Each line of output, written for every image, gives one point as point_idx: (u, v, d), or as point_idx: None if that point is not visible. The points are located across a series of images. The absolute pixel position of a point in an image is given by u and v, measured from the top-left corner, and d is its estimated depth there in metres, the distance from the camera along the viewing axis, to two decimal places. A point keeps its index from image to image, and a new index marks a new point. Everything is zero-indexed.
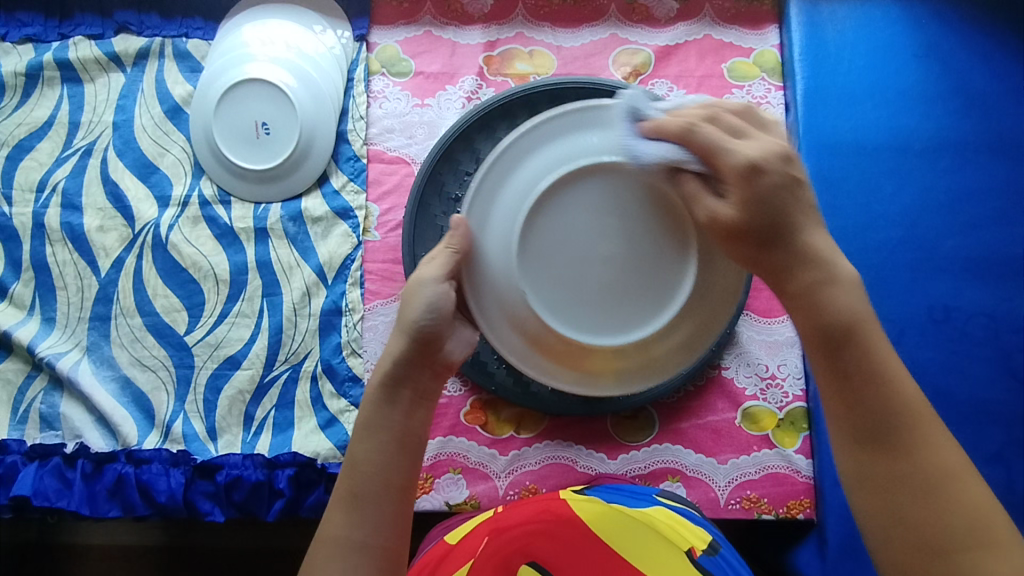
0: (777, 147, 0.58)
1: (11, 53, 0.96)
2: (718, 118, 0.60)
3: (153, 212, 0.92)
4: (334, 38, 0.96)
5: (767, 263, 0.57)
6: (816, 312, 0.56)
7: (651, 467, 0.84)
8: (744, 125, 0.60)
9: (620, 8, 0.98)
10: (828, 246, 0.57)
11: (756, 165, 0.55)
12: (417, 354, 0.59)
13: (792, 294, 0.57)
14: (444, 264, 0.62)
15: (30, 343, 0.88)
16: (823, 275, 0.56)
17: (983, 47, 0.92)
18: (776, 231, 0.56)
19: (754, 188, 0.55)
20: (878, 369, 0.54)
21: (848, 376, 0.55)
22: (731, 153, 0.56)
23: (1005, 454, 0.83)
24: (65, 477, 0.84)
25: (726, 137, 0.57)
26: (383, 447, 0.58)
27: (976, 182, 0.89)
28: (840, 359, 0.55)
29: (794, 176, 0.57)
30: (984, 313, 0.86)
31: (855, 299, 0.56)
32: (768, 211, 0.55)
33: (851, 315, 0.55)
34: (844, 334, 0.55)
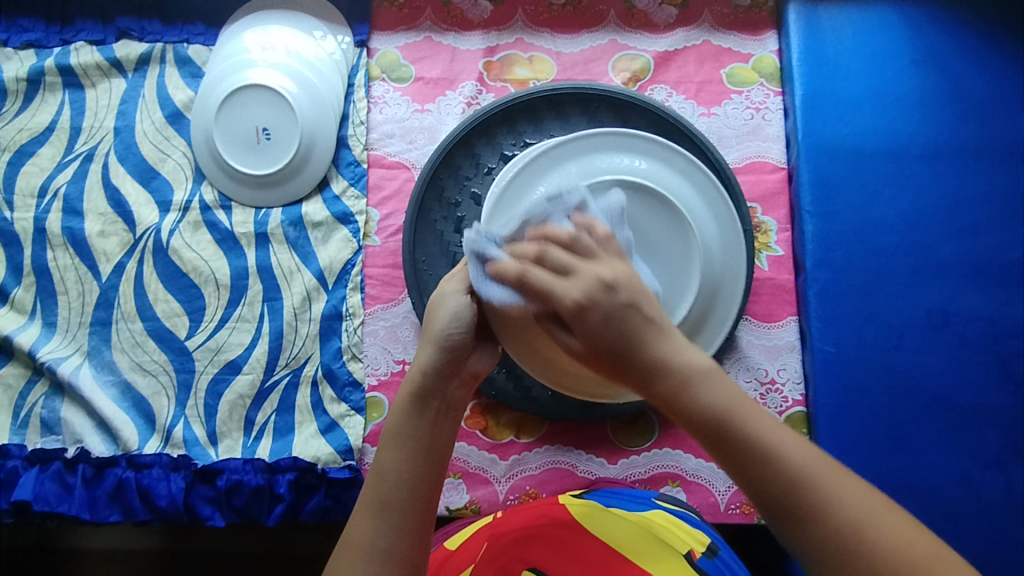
0: (606, 272, 0.50)
1: (12, 58, 0.96)
2: (547, 253, 0.52)
3: (154, 217, 0.92)
4: (335, 44, 0.96)
5: (627, 379, 0.50)
6: (683, 417, 0.48)
7: (651, 472, 0.85)
8: (578, 249, 0.52)
9: (619, 14, 0.98)
10: (677, 345, 0.49)
11: (584, 305, 0.49)
12: (446, 364, 0.59)
13: (661, 403, 0.49)
14: (465, 279, 0.62)
15: (30, 348, 0.88)
16: (678, 381, 0.48)
17: (980, 53, 0.92)
18: (620, 353, 0.49)
19: (589, 327, 0.49)
20: (757, 440, 0.47)
21: (740, 471, 0.47)
22: (558, 301, 0.50)
23: (1003, 459, 0.83)
24: (65, 482, 0.84)
25: (553, 279, 0.51)
26: (410, 457, 0.58)
27: (974, 187, 0.89)
28: (725, 454, 0.47)
29: (623, 302, 0.49)
30: (983, 318, 0.86)
31: (717, 390, 0.48)
32: (608, 345, 0.49)
33: (715, 406, 0.47)
34: (717, 428, 0.47)
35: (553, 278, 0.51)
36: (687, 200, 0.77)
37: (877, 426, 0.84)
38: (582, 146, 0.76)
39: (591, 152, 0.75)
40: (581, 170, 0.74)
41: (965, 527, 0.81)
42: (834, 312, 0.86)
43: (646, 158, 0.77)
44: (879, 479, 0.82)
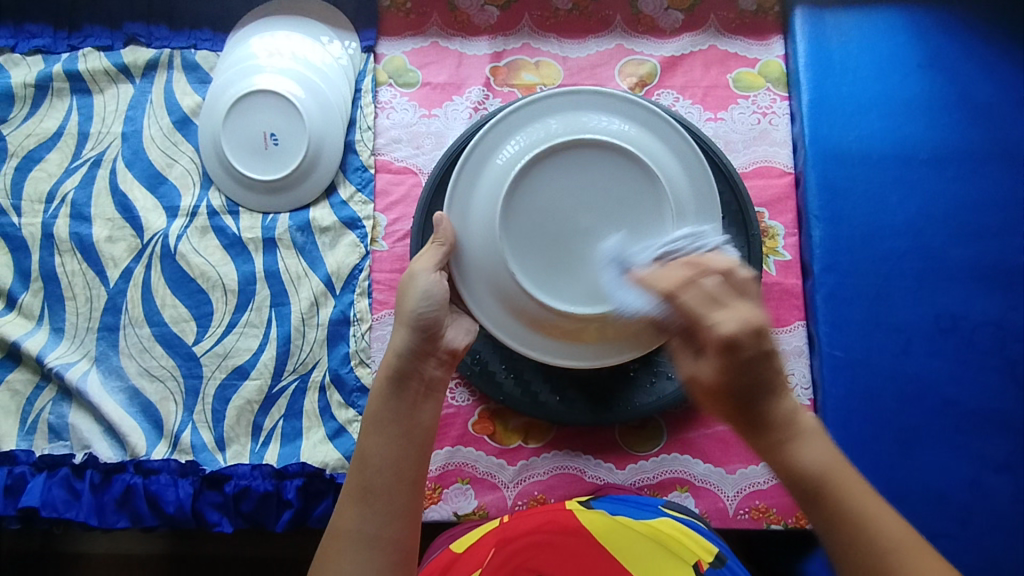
0: (759, 317, 0.54)
1: (20, 64, 0.96)
2: (703, 279, 0.57)
3: (161, 222, 0.92)
4: (341, 49, 0.96)
5: (738, 419, 0.56)
6: (787, 470, 0.54)
7: (660, 477, 0.85)
8: (726, 291, 0.56)
9: (626, 19, 0.99)
10: (794, 404, 0.56)
11: (731, 343, 0.53)
12: (419, 344, 0.64)
13: (766, 452, 0.56)
14: (432, 258, 0.70)
15: (38, 354, 0.88)
16: (785, 434, 0.55)
17: (986, 57, 0.92)
18: (743, 393, 0.55)
19: (726, 359, 0.53)
20: (856, 515, 0.52)
21: (833, 530, 0.52)
22: (710, 327, 0.54)
23: (1013, 463, 0.83)
24: (74, 488, 0.84)
25: (705, 305, 0.55)
26: (390, 442, 0.60)
27: (980, 191, 0.89)
28: (823, 515, 0.53)
29: (768, 349, 0.54)
30: (992, 323, 0.86)
31: (822, 450, 0.54)
32: (740, 379, 0.54)
33: (820, 468, 0.53)
34: (819, 486, 0.53)
35: (706, 304, 0.55)
36: (661, 157, 0.75)
37: (886, 431, 0.83)
38: (537, 111, 0.76)
39: (562, 112, 0.75)
40: (557, 128, 0.74)
41: (974, 532, 0.81)
42: (843, 317, 0.86)
43: (618, 115, 0.76)
44: (888, 483, 0.82)
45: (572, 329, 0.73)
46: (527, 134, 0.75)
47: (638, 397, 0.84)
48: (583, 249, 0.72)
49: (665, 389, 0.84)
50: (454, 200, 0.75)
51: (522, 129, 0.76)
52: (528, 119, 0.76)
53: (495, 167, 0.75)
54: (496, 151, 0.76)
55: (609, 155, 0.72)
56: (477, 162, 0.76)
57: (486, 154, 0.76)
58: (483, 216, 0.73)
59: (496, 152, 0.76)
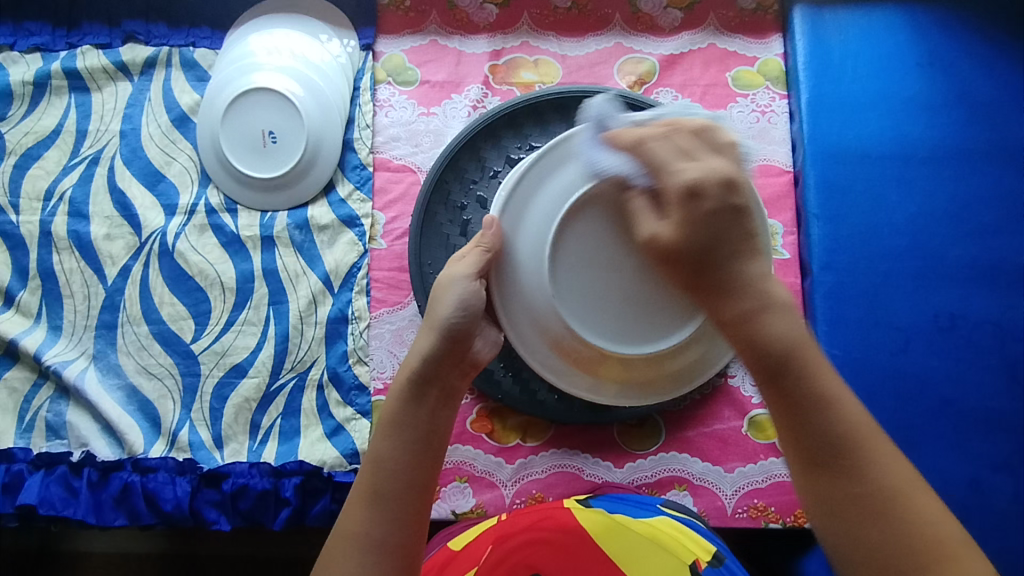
0: (721, 170, 0.57)
1: (19, 62, 0.96)
2: (675, 136, 0.60)
3: (160, 220, 0.92)
4: (340, 47, 0.96)
5: (706, 284, 0.57)
6: (753, 341, 0.54)
7: (658, 476, 0.84)
8: (698, 146, 0.60)
9: (625, 18, 0.99)
10: (762, 272, 0.56)
11: (693, 187, 0.56)
12: (446, 353, 0.63)
13: (733, 322, 0.56)
14: (473, 263, 0.66)
15: (36, 352, 0.88)
16: (756, 303, 0.55)
17: (985, 56, 0.92)
18: (711, 251, 0.56)
19: (691, 211, 0.56)
20: (815, 391, 0.53)
21: (791, 405, 0.54)
22: (675, 175, 0.58)
23: (1011, 463, 0.82)
24: (70, 486, 0.84)
25: (670, 157, 0.59)
26: (405, 447, 0.60)
27: (980, 190, 0.89)
28: (782, 387, 0.54)
29: (733, 203, 0.56)
30: (991, 321, 0.86)
31: (790, 322, 0.54)
32: (704, 232, 0.56)
33: (786, 341, 0.54)
34: (784, 360, 0.53)
35: (677, 155, 0.59)
36: None
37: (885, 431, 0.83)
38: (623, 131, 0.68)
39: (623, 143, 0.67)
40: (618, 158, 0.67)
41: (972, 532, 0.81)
42: (841, 315, 0.86)
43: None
44: None
45: (594, 361, 0.70)
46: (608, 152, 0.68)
47: None
48: (632, 287, 0.67)
49: None
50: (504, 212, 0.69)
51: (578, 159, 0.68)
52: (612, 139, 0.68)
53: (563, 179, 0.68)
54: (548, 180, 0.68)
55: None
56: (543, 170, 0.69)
57: (534, 183, 0.69)
58: (537, 234, 0.68)
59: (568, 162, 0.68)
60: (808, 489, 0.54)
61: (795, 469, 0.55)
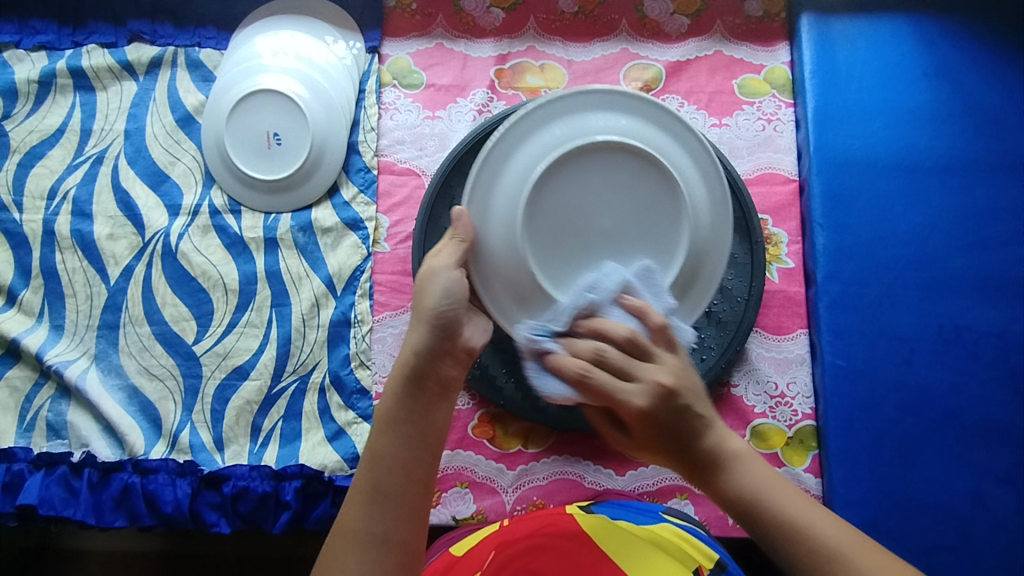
0: (663, 380, 0.59)
1: (24, 60, 0.96)
2: (606, 353, 0.61)
3: (163, 221, 0.92)
4: (345, 49, 0.96)
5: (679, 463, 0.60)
6: (722, 497, 0.58)
7: (659, 485, 0.84)
8: (629, 360, 0.60)
9: (631, 23, 0.98)
10: (720, 435, 0.60)
11: (644, 414, 0.58)
12: (438, 342, 0.61)
13: (705, 486, 0.60)
14: (451, 254, 0.66)
15: (38, 351, 0.88)
16: (714, 464, 0.59)
17: (992, 67, 0.92)
18: (672, 443, 0.59)
19: (648, 425, 0.59)
20: (792, 526, 0.55)
21: (780, 549, 0.55)
22: (625, 401, 0.59)
23: (1013, 476, 0.82)
24: (71, 487, 0.84)
25: (614, 380, 0.59)
26: (402, 442, 0.59)
27: (985, 201, 0.89)
28: (761, 532, 0.56)
29: (678, 403, 0.59)
30: (995, 333, 0.86)
31: (750, 473, 0.58)
32: (660, 439, 0.59)
33: (751, 488, 0.57)
34: (754, 507, 0.56)
35: (614, 379, 0.59)
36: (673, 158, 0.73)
37: (887, 442, 0.83)
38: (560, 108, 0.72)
39: (568, 116, 0.72)
40: (565, 133, 0.71)
41: (973, 545, 0.80)
42: (845, 326, 0.86)
43: (619, 113, 0.73)
44: (887, 495, 0.82)
45: None
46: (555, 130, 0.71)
47: None
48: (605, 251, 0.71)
49: None
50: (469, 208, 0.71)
51: (529, 135, 0.72)
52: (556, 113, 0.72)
53: (518, 164, 0.71)
54: (508, 158, 0.72)
55: (624, 157, 0.70)
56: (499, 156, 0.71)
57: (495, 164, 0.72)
58: (506, 214, 0.70)
59: (516, 146, 0.72)
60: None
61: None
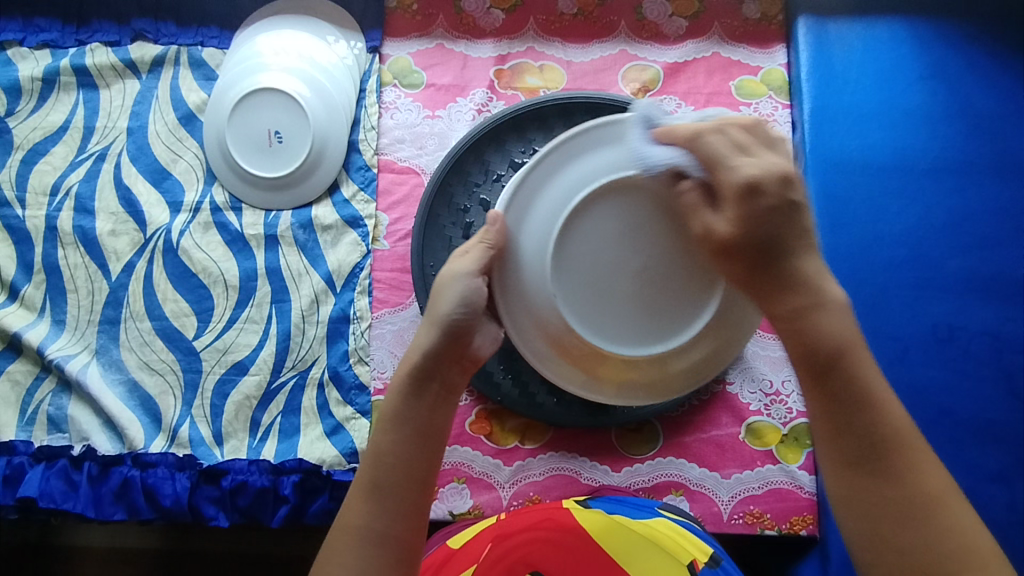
0: (779, 166, 0.58)
1: (28, 57, 0.97)
2: (730, 130, 0.59)
3: (164, 217, 0.93)
4: (347, 49, 0.97)
5: (766, 278, 0.58)
6: (806, 333, 0.57)
7: (655, 481, 0.85)
8: (751, 140, 0.60)
9: (630, 25, 0.99)
10: (820, 271, 0.58)
11: (752, 182, 0.57)
12: (446, 348, 0.61)
13: (786, 314, 0.58)
14: (477, 258, 0.62)
15: (40, 345, 0.88)
16: (810, 300, 0.57)
17: (988, 70, 0.93)
18: (770, 248, 0.57)
19: (751, 210, 0.57)
20: (863, 391, 0.56)
21: (836, 400, 0.56)
22: (732, 170, 0.57)
23: (1006, 474, 0.83)
24: (71, 479, 0.85)
25: (732, 153, 0.58)
26: (406, 440, 0.59)
27: (979, 203, 0.90)
28: (829, 382, 0.56)
29: (792, 199, 0.57)
30: (989, 333, 0.87)
31: (841, 323, 0.57)
32: (761, 228, 0.57)
33: (838, 340, 0.56)
34: (835, 356, 0.56)
35: (730, 150, 0.58)
36: None
37: None
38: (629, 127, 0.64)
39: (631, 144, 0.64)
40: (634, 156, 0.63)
41: None
42: None
43: None
44: None
45: (592, 359, 0.66)
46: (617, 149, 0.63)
47: None
48: (639, 289, 0.63)
49: None
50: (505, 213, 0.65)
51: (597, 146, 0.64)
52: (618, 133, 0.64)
53: (568, 178, 0.64)
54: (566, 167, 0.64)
55: None
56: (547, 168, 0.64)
57: (544, 176, 0.65)
58: (541, 233, 0.63)
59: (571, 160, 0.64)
60: (843, 491, 0.56)
61: (833, 467, 0.57)
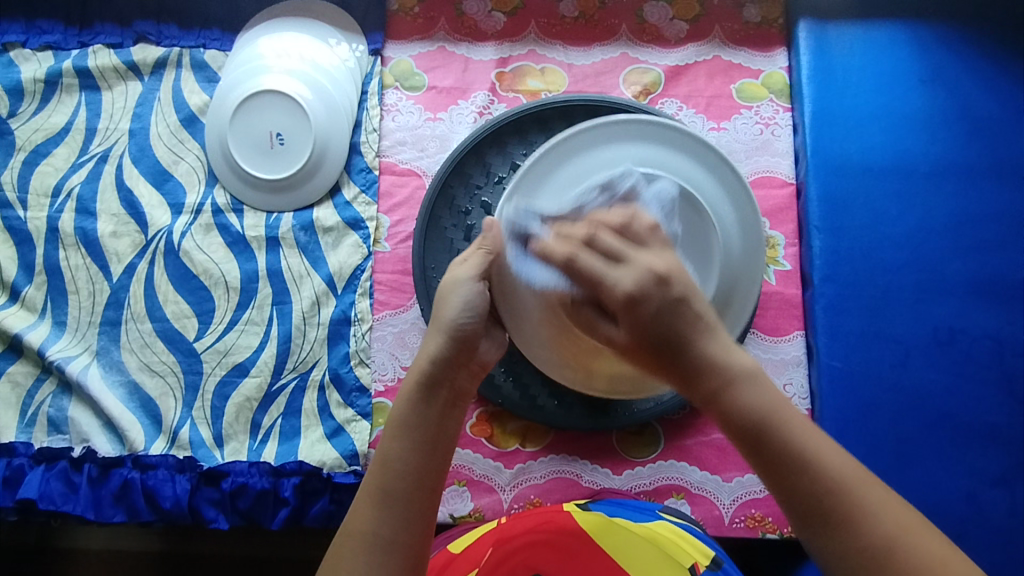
0: (655, 266, 0.55)
1: (31, 59, 0.97)
2: (599, 237, 0.58)
3: (166, 219, 0.93)
4: (349, 51, 0.97)
5: (674, 373, 0.55)
6: (727, 417, 0.53)
7: (657, 484, 0.85)
8: (624, 245, 0.57)
9: (631, 28, 1.00)
10: (723, 347, 0.54)
11: (634, 297, 0.54)
12: (454, 354, 0.61)
13: (706, 403, 0.55)
14: (476, 265, 0.63)
15: (40, 346, 0.88)
16: (722, 381, 0.53)
17: (988, 73, 0.93)
18: (667, 349, 0.54)
19: (636, 318, 0.54)
20: (799, 450, 0.52)
21: (777, 472, 0.52)
22: (611, 287, 0.55)
23: (1008, 478, 0.83)
24: (71, 481, 0.85)
25: (605, 266, 0.56)
26: (415, 447, 0.59)
27: (980, 206, 0.90)
28: (762, 455, 0.52)
29: (675, 296, 0.54)
30: (990, 336, 0.87)
31: (759, 395, 0.53)
32: (653, 336, 0.54)
33: (758, 412, 0.52)
34: (761, 432, 0.52)
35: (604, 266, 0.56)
36: (712, 197, 0.71)
37: (884, 444, 0.83)
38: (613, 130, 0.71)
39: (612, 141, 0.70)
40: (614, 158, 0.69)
41: (968, 545, 0.81)
42: (842, 327, 0.87)
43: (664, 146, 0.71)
44: None
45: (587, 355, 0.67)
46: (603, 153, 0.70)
47: (637, 404, 0.84)
48: None
49: (664, 396, 0.84)
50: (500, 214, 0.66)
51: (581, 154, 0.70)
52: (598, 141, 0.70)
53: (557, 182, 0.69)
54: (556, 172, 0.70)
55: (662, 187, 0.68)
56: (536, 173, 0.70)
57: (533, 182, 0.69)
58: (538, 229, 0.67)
59: (558, 166, 0.70)
60: (818, 555, 0.51)
61: (801, 535, 0.52)
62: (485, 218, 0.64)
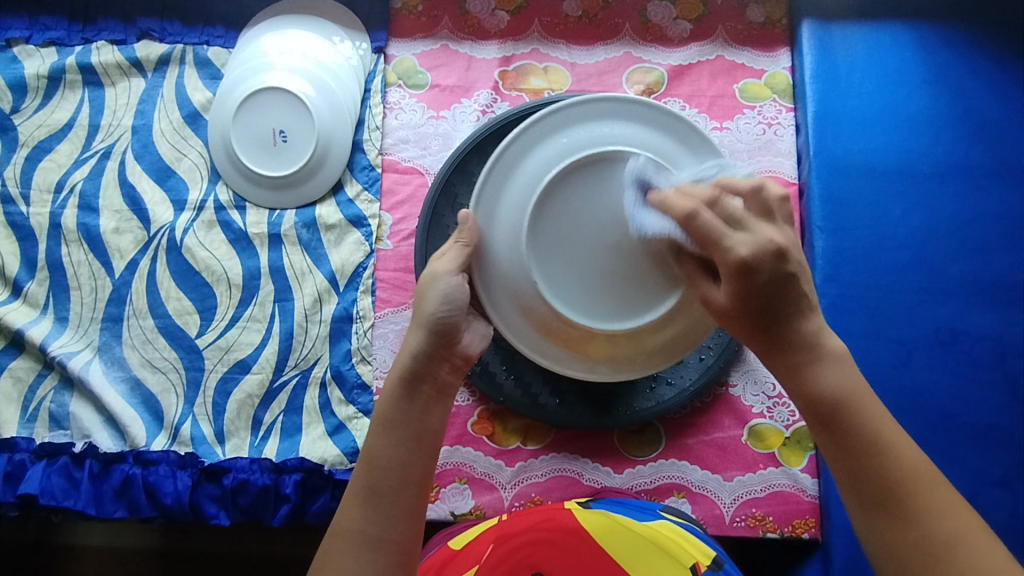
0: (775, 238, 0.54)
1: (34, 55, 0.98)
2: (724, 201, 0.56)
3: (168, 216, 0.93)
4: (352, 49, 0.97)
5: (763, 343, 0.56)
6: (805, 392, 0.55)
7: (658, 483, 0.85)
8: (747, 212, 0.56)
9: (634, 27, 1.00)
10: (819, 324, 0.55)
11: (749, 266, 0.53)
12: (435, 348, 0.62)
13: (787, 375, 0.56)
14: (454, 259, 0.66)
15: (42, 342, 0.88)
16: (807, 356, 0.55)
17: (992, 75, 0.93)
18: (766, 318, 0.55)
19: (742, 283, 0.54)
20: (871, 437, 0.53)
21: (848, 454, 0.53)
22: (726, 250, 0.54)
23: (1009, 478, 0.83)
24: (72, 477, 0.85)
25: (725, 226, 0.54)
26: (399, 443, 0.59)
27: (982, 207, 0.90)
28: (835, 436, 0.54)
29: (789, 271, 0.53)
30: (992, 337, 0.87)
31: (844, 374, 0.54)
32: (759, 304, 0.54)
33: (838, 393, 0.54)
34: (836, 411, 0.53)
35: (723, 227, 0.54)
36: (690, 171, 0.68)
37: None
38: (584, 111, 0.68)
39: (595, 119, 0.68)
40: (585, 139, 0.67)
41: None
42: (843, 328, 0.87)
43: (637, 121, 0.69)
44: None
45: (579, 339, 0.68)
46: (575, 133, 0.67)
47: (638, 402, 0.84)
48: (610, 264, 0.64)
49: (664, 395, 0.84)
50: (476, 211, 0.69)
51: (549, 138, 0.68)
52: (568, 122, 0.68)
53: (529, 169, 0.67)
54: (526, 158, 0.68)
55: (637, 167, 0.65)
56: (508, 162, 0.68)
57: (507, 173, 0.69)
58: (512, 222, 0.67)
59: (530, 152, 0.68)
60: (870, 539, 0.52)
61: (856, 520, 0.53)
62: (460, 212, 0.68)
